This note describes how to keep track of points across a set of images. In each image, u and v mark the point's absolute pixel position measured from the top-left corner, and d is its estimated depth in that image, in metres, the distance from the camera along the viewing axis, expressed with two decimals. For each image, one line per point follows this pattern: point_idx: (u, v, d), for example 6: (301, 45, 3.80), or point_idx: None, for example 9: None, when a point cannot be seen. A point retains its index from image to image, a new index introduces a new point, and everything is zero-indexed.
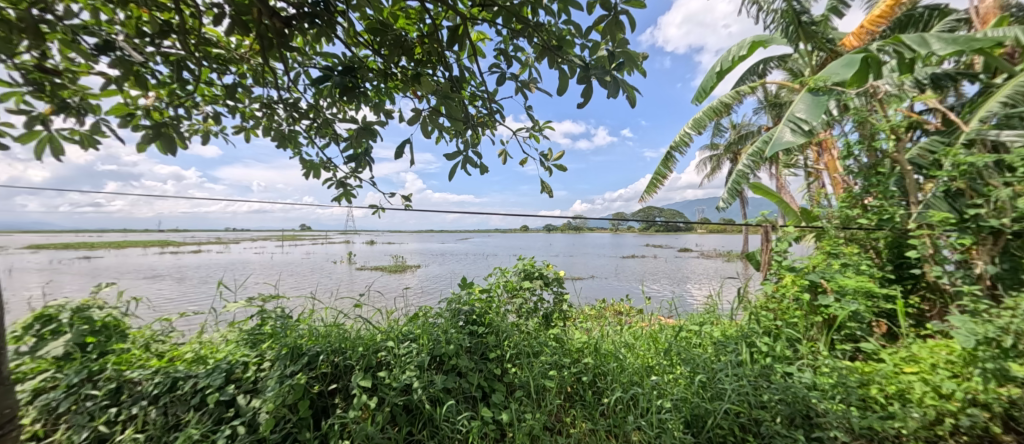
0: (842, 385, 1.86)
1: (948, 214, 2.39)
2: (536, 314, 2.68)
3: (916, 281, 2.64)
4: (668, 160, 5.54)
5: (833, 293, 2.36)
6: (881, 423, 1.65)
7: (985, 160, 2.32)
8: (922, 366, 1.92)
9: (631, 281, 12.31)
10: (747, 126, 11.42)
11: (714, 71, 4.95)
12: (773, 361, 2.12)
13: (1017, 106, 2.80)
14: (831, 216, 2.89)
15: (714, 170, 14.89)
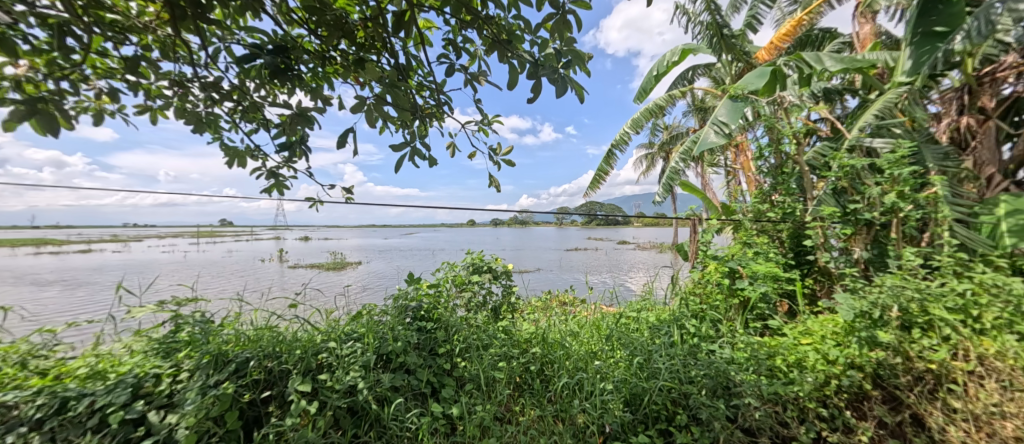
0: (755, 358, 2.11)
1: (835, 208, 2.77)
2: (485, 307, 2.69)
3: (810, 266, 3.04)
4: (609, 158, 5.80)
5: (747, 278, 2.66)
6: (785, 388, 1.89)
7: (863, 163, 2.73)
8: (815, 337, 2.23)
9: (575, 273, 12.73)
10: (677, 126, 12.28)
11: (652, 75, 5.27)
12: (700, 340, 2.34)
13: (886, 119, 3.30)
14: (747, 210, 3.24)
15: (649, 168, 15.88)
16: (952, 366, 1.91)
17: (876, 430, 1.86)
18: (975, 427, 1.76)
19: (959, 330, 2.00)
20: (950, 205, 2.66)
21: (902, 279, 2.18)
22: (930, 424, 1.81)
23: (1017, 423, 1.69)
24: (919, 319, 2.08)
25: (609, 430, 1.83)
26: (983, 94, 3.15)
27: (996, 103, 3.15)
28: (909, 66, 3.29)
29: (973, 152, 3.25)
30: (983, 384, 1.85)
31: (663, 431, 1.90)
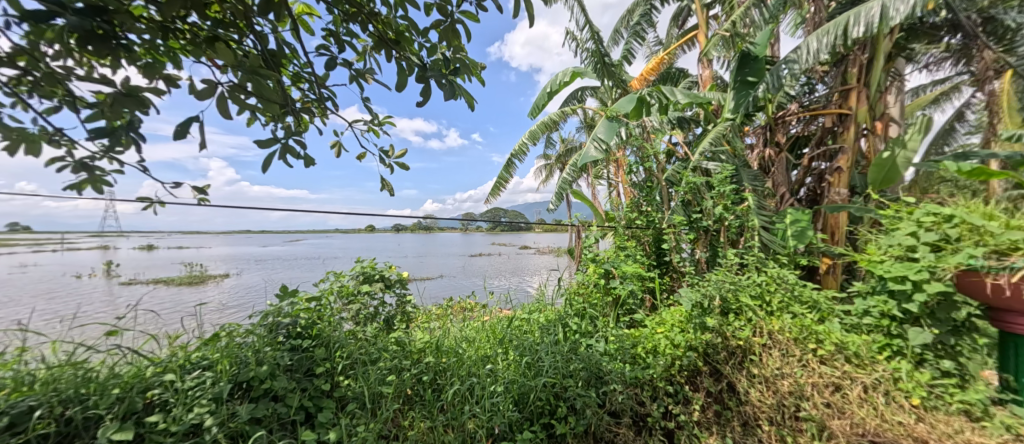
0: (622, 348, 2.39)
1: (683, 217, 3.31)
2: (377, 319, 2.55)
3: (667, 267, 3.52)
4: (509, 167, 6.03)
5: (618, 277, 3.03)
6: (643, 372, 2.19)
7: (701, 181, 3.30)
8: (667, 326, 2.58)
9: (475, 279, 12.84)
10: (572, 141, 13.33)
11: (546, 92, 5.64)
12: (580, 336, 2.55)
13: (716, 146, 3.83)
14: (621, 217, 3.62)
15: (548, 177, 16.87)
16: (752, 340, 2.37)
17: (705, 398, 2.23)
18: (766, 383, 2.21)
19: (756, 311, 2.54)
20: (757, 214, 3.31)
21: (725, 275, 2.68)
22: (737, 386, 2.21)
23: (789, 381, 2.18)
24: (732, 306, 2.59)
25: (498, 431, 1.92)
26: (778, 131, 4.10)
27: (785, 140, 4.14)
28: (730, 104, 4.10)
29: (772, 175, 4.10)
30: (771, 353, 2.34)
31: (546, 424, 2.04)
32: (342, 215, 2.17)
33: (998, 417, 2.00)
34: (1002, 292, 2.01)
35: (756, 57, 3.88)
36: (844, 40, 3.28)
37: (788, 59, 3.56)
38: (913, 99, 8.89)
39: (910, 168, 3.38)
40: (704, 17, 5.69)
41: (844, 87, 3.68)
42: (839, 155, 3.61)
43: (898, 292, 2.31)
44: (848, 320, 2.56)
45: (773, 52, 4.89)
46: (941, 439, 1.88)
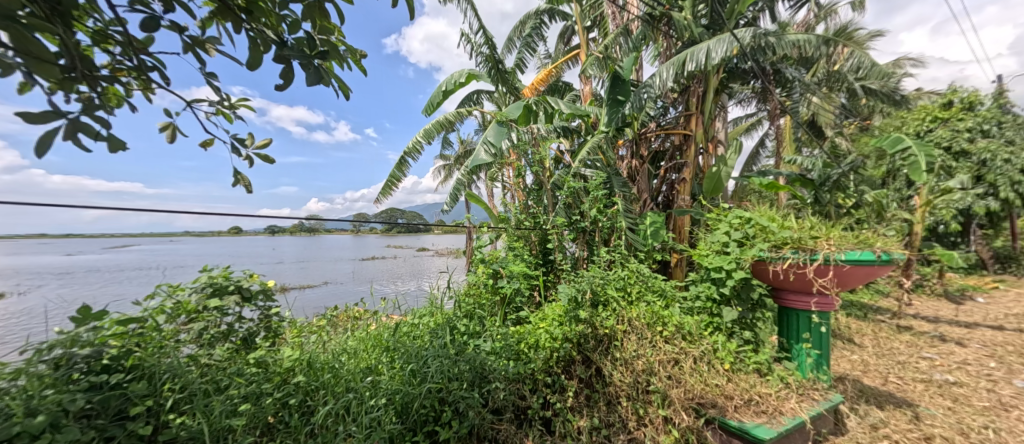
0: (506, 345, 2.44)
1: (565, 219, 3.54)
2: (231, 338, 2.15)
3: (551, 265, 3.71)
4: (401, 165, 5.77)
5: (506, 277, 3.14)
6: (524, 367, 2.27)
7: (581, 186, 3.60)
8: (547, 320, 2.65)
9: (364, 284, 12.04)
10: (469, 142, 13.45)
11: (441, 90, 5.57)
12: (467, 337, 2.54)
13: (592, 156, 4.21)
14: (512, 219, 3.76)
15: (446, 178, 16.73)
16: (616, 327, 2.43)
17: (578, 385, 2.37)
18: (625, 364, 2.31)
19: (619, 301, 2.61)
20: (624, 217, 3.67)
21: (595, 270, 2.79)
22: (604, 371, 2.32)
23: (643, 360, 2.29)
24: (601, 298, 2.64)
25: None
26: (642, 145, 4.74)
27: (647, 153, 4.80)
28: (605, 118, 4.56)
29: (636, 182, 4.67)
30: (630, 338, 2.41)
31: (430, 431, 2.06)
32: (181, 215, 1.78)
33: (777, 372, 2.45)
34: (777, 275, 2.42)
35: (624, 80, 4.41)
36: (680, 73, 4.04)
37: (648, 83, 4.24)
38: (734, 128, 11.19)
39: (730, 180, 4.14)
40: (586, 38, 6.28)
41: (688, 111, 4.43)
42: (684, 167, 4.32)
43: (717, 278, 2.64)
44: (686, 305, 2.77)
45: (638, 76, 5.64)
46: (743, 394, 2.23)
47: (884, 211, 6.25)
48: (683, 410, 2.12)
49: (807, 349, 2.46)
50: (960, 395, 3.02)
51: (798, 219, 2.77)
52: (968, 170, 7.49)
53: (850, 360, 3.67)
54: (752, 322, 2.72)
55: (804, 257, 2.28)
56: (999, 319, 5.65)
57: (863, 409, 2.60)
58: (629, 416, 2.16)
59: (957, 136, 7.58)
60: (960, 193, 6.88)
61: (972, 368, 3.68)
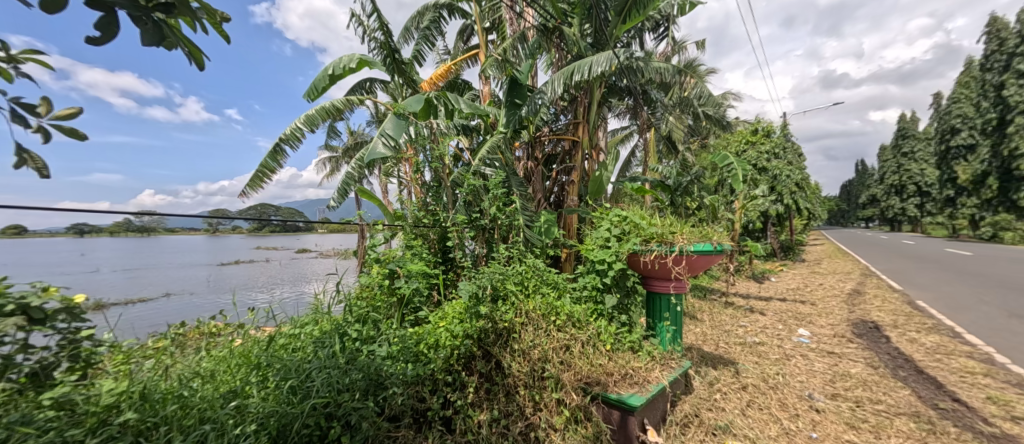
0: (404, 348, 2.32)
1: (464, 217, 3.48)
2: (7, 377, 1.55)
3: (452, 263, 3.64)
4: (277, 154, 5.08)
5: (403, 276, 2.99)
6: (423, 369, 2.19)
7: (480, 184, 3.60)
8: (448, 319, 2.60)
9: (226, 293, 10.30)
10: (360, 134, 12.56)
11: (328, 74, 5.06)
12: (359, 343, 2.34)
13: (491, 155, 4.27)
14: (409, 217, 3.62)
15: (332, 172, 15.37)
16: (514, 320, 2.48)
17: (478, 380, 2.39)
18: (523, 354, 2.38)
19: (517, 295, 2.66)
20: (520, 214, 3.78)
21: (495, 266, 2.81)
22: (504, 363, 2.35)
23: (538, 349, 2.38)
24: (498, 292, 2.64)
25: None
26: (537, 148, 4.98)
27: (542, 156, 5.07)
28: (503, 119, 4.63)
29: (532, 183, 4.90)
30: (527, 329, 2.48)
31: None
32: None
33: (646, 348, 2.74)
34: (647, 265, 2.75)
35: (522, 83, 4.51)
36: (569, 83, 4.39)
37: (541, 90, 4.47)
38: (612, 137, 12.53)
39: (610, 182, 4.61)
40: (485, 39, 6.36)
41: (577, 119, 4.79)
42: (573, 170, 4.65)
43: (601, 269, 2.89)
44: (576, 294, 2.98)
45: (534, 81, 5.93)
46: (621, 370, 2.41)
47: (716, 212, 7.71)
48: (573, 390, 2.27)
49: (667, 326, 2.84)
50: (762, 352, 3.88)
51: (660, 218, 3.22)
52: (770, 181, 9.70)
53: (695, 332, 4.39)
54: (627, 307, 2.99)
55: (664, 249, 2.66)
56: (786, 293, 7.43)
57: (703, 370, 3.12)
58: (525, 403, 2.25)
59: (764, 155, 9.72)
60: (765, 197, 8.86)
61: (770, 330, 4.76)
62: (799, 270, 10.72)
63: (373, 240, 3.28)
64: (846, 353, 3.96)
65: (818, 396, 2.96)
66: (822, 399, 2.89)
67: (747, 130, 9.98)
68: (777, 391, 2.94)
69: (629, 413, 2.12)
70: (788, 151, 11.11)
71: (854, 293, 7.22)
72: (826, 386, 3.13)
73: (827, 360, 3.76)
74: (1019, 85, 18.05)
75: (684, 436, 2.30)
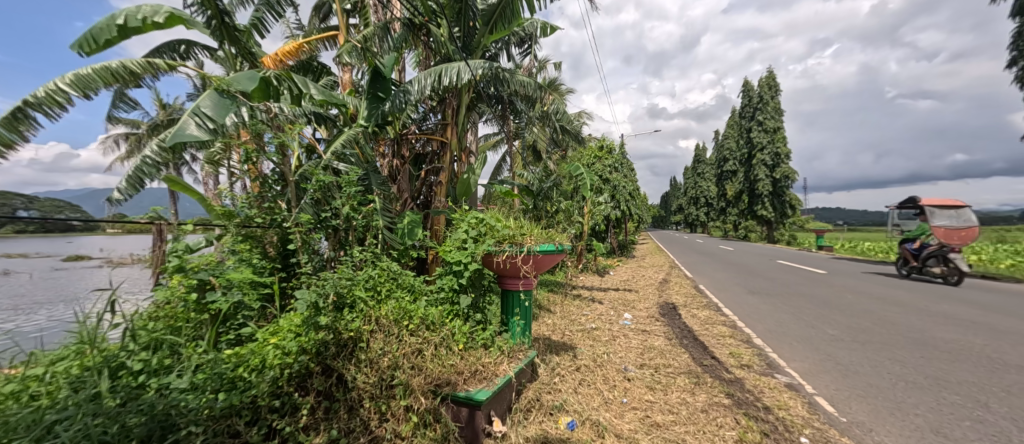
0: (214, 375, 1.87)
1: (310, 217, 3.04)
2: None
3: (293, 269, 3.18)
4: (17, 121, 3.66)
5: (220, 288, 2.45)
6: (238, 398, 1.84)
7: (331, 179, 3.15)
8: (281, 334, 2.25)
9: None
10: (179, 110, 10.06)
11: (115, 25, 3.87)
12: (148, 377, 1.84)
13: (348, 149, 3.91)
14: (237, 214, 3.00)
15: (132, 156, 11.89)
16: (361, 329, 2.30)
17: (314, 399, 2.16)
18: (370, 364, 2.23)
19: (366, 301, 2.46)
20: (380, 215, 3.55)
21: (342, 270, 2.54)
22: (347, 376, 2.17)
23: (387, 356, 2.26)
24: (345, 300, 2.41)
25: None
26: (403, 146, 4.77)
27: (409, 155, 4.86)
28: (365, 112, 4.32)
29: (398, 182, 4.65)
30: (375, 338, 2.34)
31: None
32: None
33: (497, 344, 2.89)
34: (500, 265, 2.92)
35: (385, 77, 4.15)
36: (436, 84, 4.36)
37: (405, 87, 4.31)
38: (483, 142, 12.96)
39: (477, 185, 4.75)
40: (345, 22, 5.80)
41: (446, 121, 4.79)
42: (441, 171, 4.59)
43: (457, 270, 2.94)
44: (431, 296, 2.95)
45: (399, 76, 5.70)
46: (471, 367, 2.47)
47: (568, 216, 8.67)
48: (422, 394, 2.22)
49: (517, 320, 3.07)
50: (596, 335, 4.53)
51: (514, 221, 3.44)
52: (610, 191, 11.39)
53: (547, 324, 4.84)
54: (483, 306, 3.14)
55: (515, 250, 2.87)
56: (618, 284, 8.85)
57: (548, 358, 3.46)
58: (370, 416, 2.15)
59: (608, 169, 11.35)
60: (606, 205, 10.38)
61: (604, 316, 5.60)
62: (628, 265, 12.90)
63: (174, 242, 2.62)
64: (654, 330, 4.95)
65: (631, 367, 3.61)
66: (633, 369, 3.55)
67: (595, 146, 11.54)
68: (602, 368, 3.47)
69: (477, 408, 2.17)
70: (624, 166, 13.26)
71: (664, 282, 9.05)
72: (635, 358, 3.88)
73: (641, 337, 4.62)
74: (760, 131, 25.47)
75: (526, 420, 2.52)
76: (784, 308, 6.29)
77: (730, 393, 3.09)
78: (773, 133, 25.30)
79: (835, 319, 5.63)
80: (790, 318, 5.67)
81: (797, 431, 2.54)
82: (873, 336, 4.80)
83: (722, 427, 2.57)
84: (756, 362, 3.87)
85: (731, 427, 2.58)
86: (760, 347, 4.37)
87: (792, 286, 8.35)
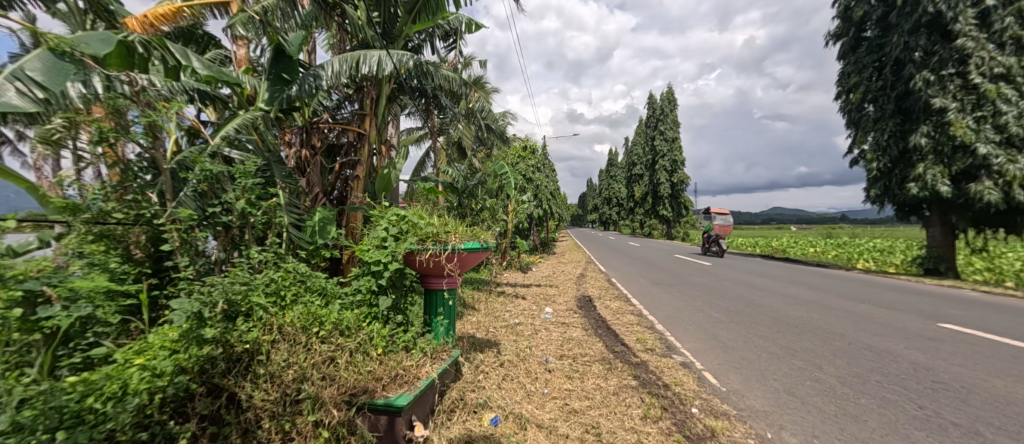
0: (48, 411, 1.41)
1: (193, 211, 2.56)
2: None
3: (170, 273, 2.67)
4: None
5: (60, 301, 1.91)
6: (86, 435, 1.43)
7: (220, 170, 2.74)
8: (149, 353, 1.84)
9: None
10: None
11: None
12: None
13: (243, 134, 3.45)
14: (90, 207, 2.37)
15: None
16: (260, 340, 2.03)
17: (197, 426, 1.88)
18: (270, 379, 1.99)
19: (267, 308, 2.19)
20: (286, 212, 3.22)
21: (235, 274, 2.20)
22: (240, 395, 1.90)
23: (294, 368, 2.04)
24: (241, 308, 2.11)
25: None
26: (313, 135, 4.38)
27: (320, 145, 4.49)
28: (264, 95, 3.94)
29: (307, 175, 4.25)
30: (278, 349, 2.09)
31: None
32: None
33: (419, 345, 2.80)
34: (423, 264, 2.80)
35: (291, 58, 3.94)
36: (354, 71, 4.05)
37: (315, 71, 3.93)
38: (406, 137, 12.49)
39: (398, 181, 4.55)
40: None
41: (364, 111, 4.46)
42: (358, 165, 4.26)
43: (376, 271, 2.77)
44: (346, 299, 2.76)
45: (309, 58, 5.23)
46: (391, 372, 2.36)
47: (493, 214, 8.75)
48: (334, 407, 2.05)
49: (441, 320, 3.01)
50: (519, 330, 4.64)
51: (438, 218, 3.37)
52: (533, 190, 11.74)
53: (472, 322, 4.83)
54: (404, 307, 3.02)
55: (438, 247, 2.79)
56: (541, 280, 9.16)
57: (472, 356, 3.45)
58: (271, 437, 1.93)
59: (532, 169, 11.68)
60: (529, 203, 10.66)
61: (527, 311, 5.74)
62: (550, 261, 13.47)
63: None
64: (573, 322, 5.21)
65: (551, 359, 3.77)
66: (554, 361, 3.70)
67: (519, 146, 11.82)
68: (524, 362, 3.57)
69: (397, 415, 2.06)
70: (546, 167, 13.77)
71: (582, 276, 9.60)
72: (556, 349, 4.05)
73: (560, 329, 4.84)
74: (663, 140, 28.30)
75: (450, 421, 2.48)
76: (682, 297, 7.08)
77: (637, 375, 3.37)
78: (673, 141, 28.27)
79: (717, 303, 6.51)
80: (685, 305, 6.40)
81: (690, 403, 2.88)
82: (747, 316, 5.64)
83: (629, 407, 2.81)
84: (657, 345, 4.29)
85: (637, 405, 2.83)
86: (661, 332, 4.85)
87: (688, 277, 9.43)
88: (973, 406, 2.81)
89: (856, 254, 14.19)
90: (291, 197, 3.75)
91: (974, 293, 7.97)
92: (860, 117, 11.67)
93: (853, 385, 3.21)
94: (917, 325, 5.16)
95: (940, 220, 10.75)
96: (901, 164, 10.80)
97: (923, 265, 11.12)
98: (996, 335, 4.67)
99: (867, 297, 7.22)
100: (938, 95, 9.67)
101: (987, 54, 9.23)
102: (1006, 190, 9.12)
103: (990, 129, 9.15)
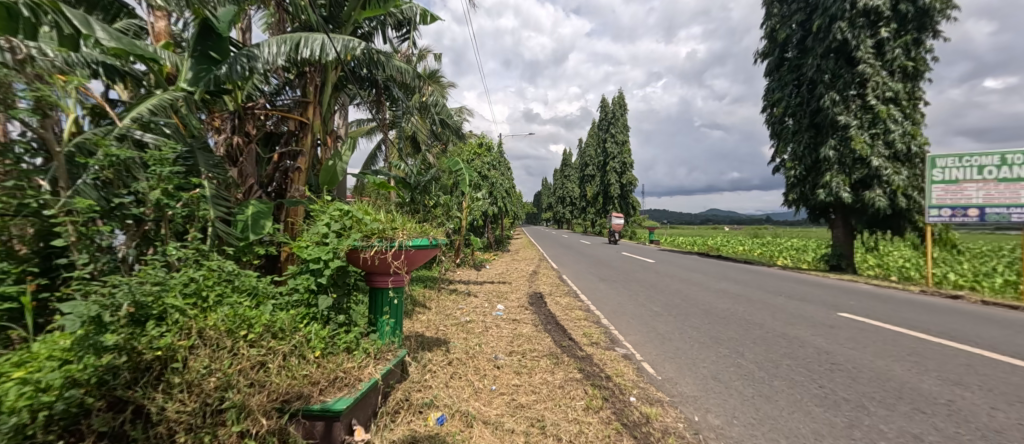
0: None
1: (93, 201, 2.24)
2: None
3: (63, 272, 2.33)
4: None
5: None
6: None
7: (129, 155, 2.43)
8: (32, 365, 1.60)
9: None
10: None
11: None
12: None
13: (159, 117, 3.09)
14: None
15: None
16: (176, 345, 1.82)
17: None
18: (187, 388, 1.79)
19: (186, 311, 1.98)
20: (211, 205, 2.92)
21: (145, 274, 1.96)
22: (149, 409, 1.70)
23: (217, 375, 1.85)
24: (151, 311, 1.88)
25: None
26: (247, 121, 4.05)
27: (256, 133, 4.16)
28: (187, 74, 3.55)
29: (240, 165, 3.91)
30: (198, 355, 1.88)
31: None
32: None
33: (362, 345, 2.69)
34: (367, 261, 2.65)
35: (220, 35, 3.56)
36: (293, 54, 3.80)
37: (249, 51, 3.62)
38: (356, 129, 11.91)
39: (344, 174, 4.32)
40: None
41: (306, 99, 4.19)
42: (300, 156, 3.99)
43: (315, 269, 2.62)
44: (281, 300, 2.58)
45: (243, 38, 4.84)
46: (329, 376, 2.24)
47: (447, 211, 8.60)
48: (263, 415, 1.89)
49: (387, 319, 2.91)
50: (470, 328, 4.61)
51: (386, 214, 3.24)
52: (489, 188, 11.70)
53: (421, 320, 4.72)
54: (347, 307, 2.88)
55: (385, 245, 2.66)
56: (494, 277, 9.18)
57: (420, 355, 3.38)
58: None
59: (487, 167, 11.64)
60: (484, 200, 10.62)
61: (478, 309, 5.73)
62: (504, 258, 13.53)
63: None
64: (523, 318, 5.29)
65: (501, 355, 3.78)
66: (503, 357, 3.73)
67: (475, 143, 11.71)
68: (473, 360, 3.55)
69: (335, 420, 1.96)
70: (502, 165, 13.79)
71: (534, 273, 9.75)
72: (505, 345, 4.09)
73: (511, 326, 4.89)
74: (614, 142, 29.46)
75: (393, 423, 2.40)
76: (627, 292, 7.43)
77: (582, 368, 3.48)
78: (622, 145, 29.51)
79: (658, 298, 6.91)
80: (629, 300, 6.72)
81: (629, 393, 3.02)
82: (683, 309, 6.04)
83: (573, 399, 2.89)
84: (601, 339, 4.47)
85: (581, 397, 2.92)
86: (606, 326, 5.05)
87: (634, 274, 9.91)
88: (861, 383, 3.22)
89: (778, 253, 15.66)
90: (219, 188, 3.43)
91: (866, 286, 9.15)
92: (783, 129, 12.95)
93: (769, 370, 3.55)
94: (822, 315, 5.81)
95: (842, 223, 12.07)
96: (813, 172, 12.05)
97: (828, 262, 12.52)
98: (882, 322, 5.39)
99: (783, 291, 8.01)
100: (843, 113, 10.99)
101: (881, 80, 10.58)
102: (891, 198, 10.56)
103: (882, 145, 10.54)
